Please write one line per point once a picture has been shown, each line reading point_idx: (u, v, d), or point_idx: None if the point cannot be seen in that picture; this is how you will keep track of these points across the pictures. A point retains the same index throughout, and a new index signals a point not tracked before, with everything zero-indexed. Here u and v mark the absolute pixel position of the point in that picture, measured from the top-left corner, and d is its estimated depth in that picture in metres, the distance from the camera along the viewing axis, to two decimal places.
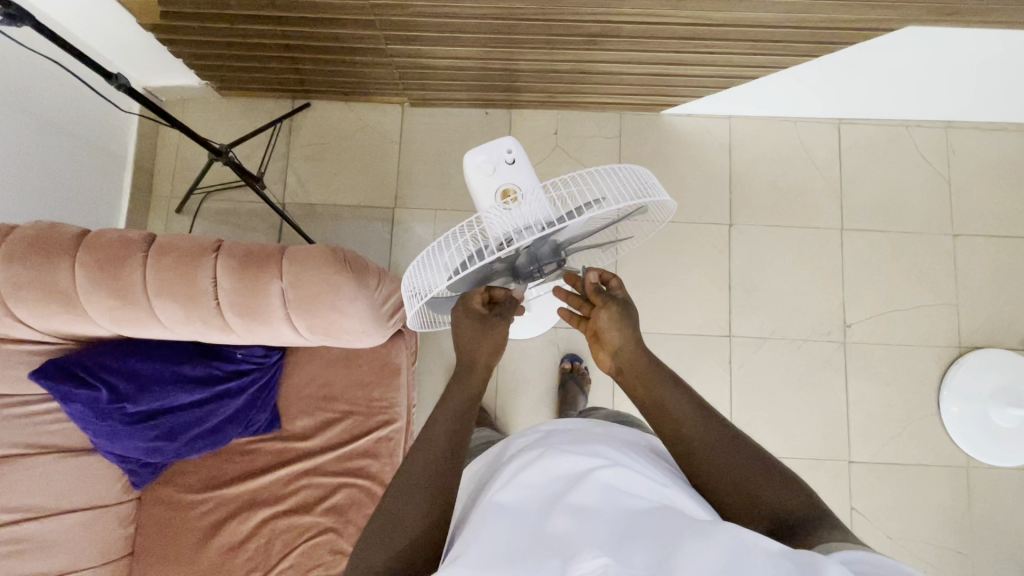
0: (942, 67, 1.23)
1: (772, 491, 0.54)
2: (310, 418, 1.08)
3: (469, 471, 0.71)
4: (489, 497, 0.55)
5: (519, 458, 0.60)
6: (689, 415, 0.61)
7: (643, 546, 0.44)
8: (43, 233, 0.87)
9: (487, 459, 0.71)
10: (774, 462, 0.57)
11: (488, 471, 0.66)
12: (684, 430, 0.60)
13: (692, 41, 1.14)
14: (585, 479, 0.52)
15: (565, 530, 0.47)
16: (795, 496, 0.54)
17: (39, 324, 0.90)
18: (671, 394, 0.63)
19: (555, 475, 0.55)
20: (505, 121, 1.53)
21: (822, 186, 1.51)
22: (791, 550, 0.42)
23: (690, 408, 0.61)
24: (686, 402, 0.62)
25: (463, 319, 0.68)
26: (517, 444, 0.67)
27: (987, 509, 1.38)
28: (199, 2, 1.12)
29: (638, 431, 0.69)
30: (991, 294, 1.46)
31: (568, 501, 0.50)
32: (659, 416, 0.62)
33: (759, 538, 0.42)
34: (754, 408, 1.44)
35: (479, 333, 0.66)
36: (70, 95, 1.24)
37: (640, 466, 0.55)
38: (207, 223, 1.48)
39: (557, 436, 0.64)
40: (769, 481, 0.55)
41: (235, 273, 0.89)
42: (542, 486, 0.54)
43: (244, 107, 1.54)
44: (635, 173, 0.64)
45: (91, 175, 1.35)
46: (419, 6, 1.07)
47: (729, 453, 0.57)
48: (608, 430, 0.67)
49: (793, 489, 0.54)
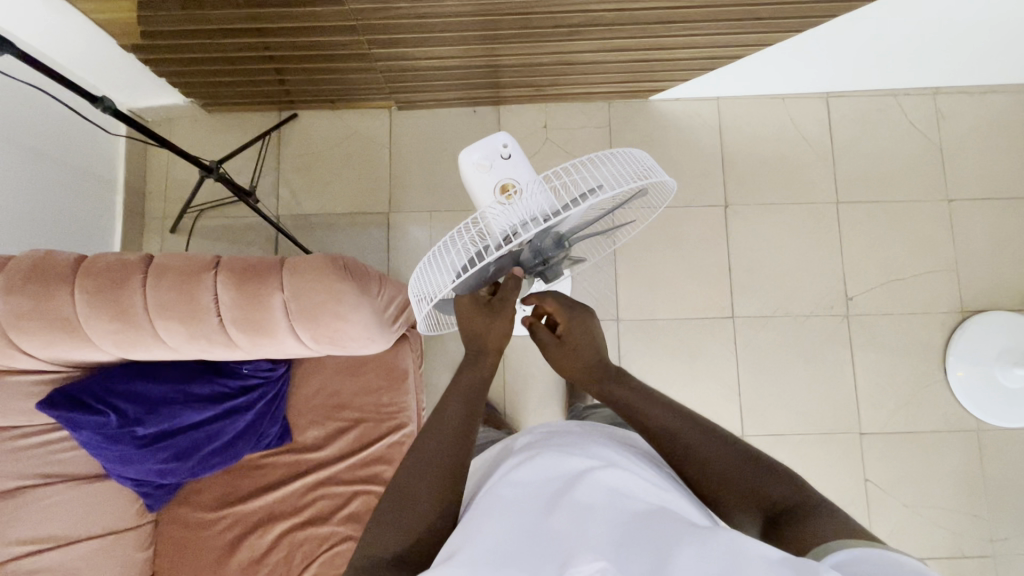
0: (927, 33, 1.23)
1: (757, 483, 0.52)
2: (321, 428, 1.08)
3: (474, 472, 0.72)
4: (487, 492, 0.55)
5: (517, 459, 0.60)
6: (671, 421, 0.60)
7: (641, 544, 0.44)
8: (40, 262, 0.87)
9: (486, 461, 0.71)
10: (755, 452, 0.56)
11: (488, 471, 0.67)
12: (675, 434, 0.59)
13: (676, 24, 1.14)
14: (584, 480, 0.52)
15: (565, 529, 0.47)
16: (789, 486, 0.51)
17: (42, 353, 0.90)
18: (654, 407, 0.62)
19: (554, 476, 0.55)
20: (493, 118, 1.53)
21: (815, 160, 1.50)
22: (794, 558, 0.40)
23: (668, 414, 0.61)
24: (667, 413, 0.61)
25: (469, 307, 0.69)
26: (515, 444, 0.68)
27: (999, 471, 1.39)
28: (178, 20, 1.10)
29: (620, 432, 0.71)
30: (990, 256, 1.46)
31: (567, 499, 0.50)
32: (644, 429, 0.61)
33: (758, 545, 0.41)
34: (762, 387, 1.44)
35: (486, 318, 0.67)
36: (56, 122, 1.24)
37: (639, 471, 0.56)
38: (203, 241, 1.48)
39: (556, 437, 0.64)
40: (760, 478, 0.53)
41: (237, 288, 0.88)
42: (541, 485, 0.54)
43: (231, 123, 1.53)
44: (633, 156, 0.65)
45: (81, 202, 1.35)
46: (398, 8, 1.06)
47: (721, 453, 0.56)
48: (596, 431, 0.68)
49: (778, 479, 0.52)
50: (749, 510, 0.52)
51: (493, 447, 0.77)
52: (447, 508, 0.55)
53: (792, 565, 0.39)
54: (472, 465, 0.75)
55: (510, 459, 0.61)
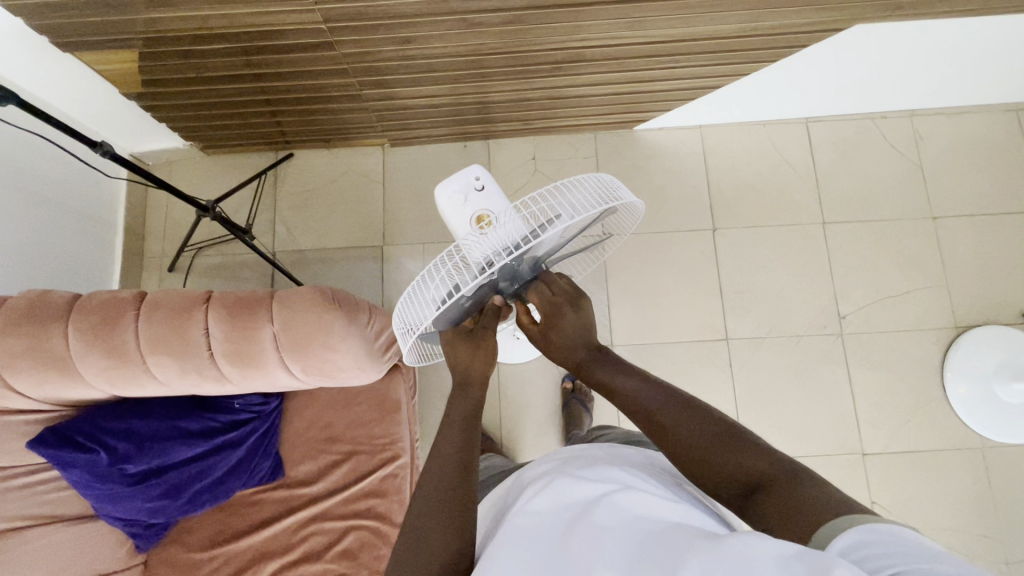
0: (897, 60, 1.28)
1: (738, 456, 0.51)
2: (314, 462, 1.07)
3: (491, 505, 0.71)
4: (506, 522, 0.55)
5: (533, 487, 0.60)
6: (649, 396, 0.60)
7: (653, 558, 0.43)
8: (36, 302, 0.89)
9: (495, 499, 0.70)
10: (732, 423, 0.55)
11: (506, 503, 0.66)
12: (654, 410, 0.59)
13: (654, 58, 1.19)
14: (600, 503, 0.51)
15: (580, 556, 0.46)
16: (767, 458, 0.51)
17: (35, 393, 0.91)
18: (631, 383, 0.62)
19: (571, 501, 0.54)
20: (483, 152, 1.58)
21: (799, 183, 1.54)
22: (806, 550, 0.38)
23: (647, 388, 0.61)
24: (644, 387, 0.61)
25: (453, 339, 0.71)
26: (532, 473, 0.67)
27: (1007, 489, 1.36)
28: (179, 68, 1.16)
29: (645, 453, 0.70)
30: (979, 271, 1.47)
31: (583, 521, 0.50)
32: (624, 401, 0.62)
33: (769, 543, 0.39)
34: (760, 410, 1.43)
35: (471, 349, 0.70)
36: (59, 168, 1.29)
37: (656, 491, 0.55)
38: (200, 279, 1.50)
39: (573, 462, 0.64)
40: (733, 448, 0.52)
41: (226, 322, 0.90)
42: (559, 512, 0.54)
43: (229, 164, 1.58)
44: (600, 180, 0.67)
45: (82, 244, 1.38)
46: (388, 51, 1.11)
47: (695, 424, 0.55)
48: (617, 455, 0.68)
49: (757, 451, 0.51)
50: (724, 486, 0.51)
51: (500, 484, 0.75)
52: (447, 539, 0.54)
53: (806, 557, 0.37)
54: (483, 506, 0.74)
55: (527, 489, 0.61)
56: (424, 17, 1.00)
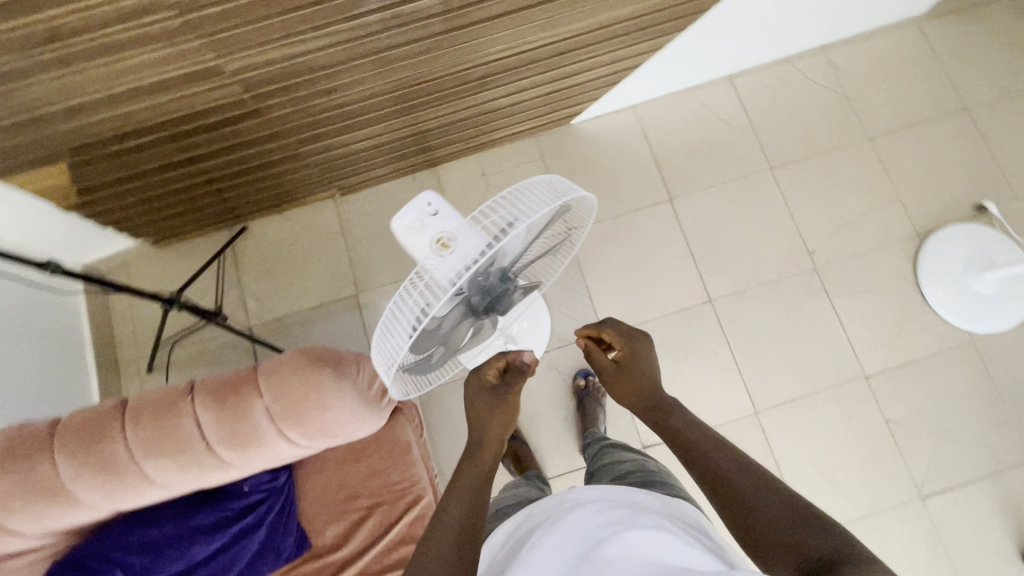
0: (795, 3, 1.34)
1: (809, 537, 0.49)
2: (338, 524, 1.05)
3: (500, 536, 0.71)
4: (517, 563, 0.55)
5: (547, 525, 0.60)
6: (727, 465, 0.59)
7: None
8: (17, 434, 0.86)
9: (507, 533, 0.70)
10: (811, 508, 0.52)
11: (517, 541, 0.66)
12: (727, 475, 0.58)
13: (572, 52, 1.22)
14: (612, 542, 0.51)
15: None
16: (839, 543, 0.47)
17: (36, 527, 0.87)
18: (708, 450, 0.62)
19: (584, 539, 0.54)
20: (432, 179, 1.59)
21: (738, 136, 1.59)
22: None
23: (727, 459, 0.60)
24: (723, 456, 0.60)
25: (480, 394, 0.73)
26: (545, 511, 0.67)
27: (1006, 375, 1.41)
28: (111, 170, 1.15)
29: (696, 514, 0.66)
30: (924, 179, 1.54)
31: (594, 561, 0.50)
32: (697, 465, 0.61)
33: None
34: (758, 359, 1.45)
35: (496, 403, 0.71)
36: (13, 296, 1.25)
37: (668, 530, 0.54)
38: (181, 371, 1.47)
39: (588, 501, 0.63)
40: (805, 529, 0.50)
41: (216, 407, 0.88)
42: (571, 550, 0.54)
43: (185, 252, 1.56)
44: (546, 182, 0.68)
45: (53, 367, 1.34)
46: (315, 105, 1.12)
47: (772, 502, 0.53)
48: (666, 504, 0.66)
49: (826, 531, 0.49)
50: (779, 556, 0.49)
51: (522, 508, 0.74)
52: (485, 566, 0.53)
53: None
54: (494, 534, 0.73)
55: (541, 528, 0.61)
56: (341, 65, 1.01)
